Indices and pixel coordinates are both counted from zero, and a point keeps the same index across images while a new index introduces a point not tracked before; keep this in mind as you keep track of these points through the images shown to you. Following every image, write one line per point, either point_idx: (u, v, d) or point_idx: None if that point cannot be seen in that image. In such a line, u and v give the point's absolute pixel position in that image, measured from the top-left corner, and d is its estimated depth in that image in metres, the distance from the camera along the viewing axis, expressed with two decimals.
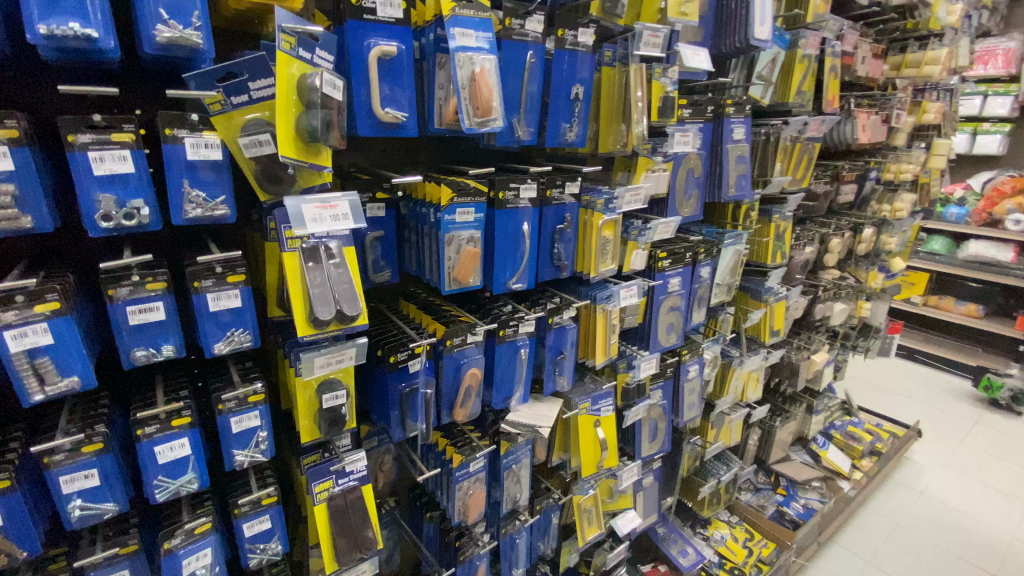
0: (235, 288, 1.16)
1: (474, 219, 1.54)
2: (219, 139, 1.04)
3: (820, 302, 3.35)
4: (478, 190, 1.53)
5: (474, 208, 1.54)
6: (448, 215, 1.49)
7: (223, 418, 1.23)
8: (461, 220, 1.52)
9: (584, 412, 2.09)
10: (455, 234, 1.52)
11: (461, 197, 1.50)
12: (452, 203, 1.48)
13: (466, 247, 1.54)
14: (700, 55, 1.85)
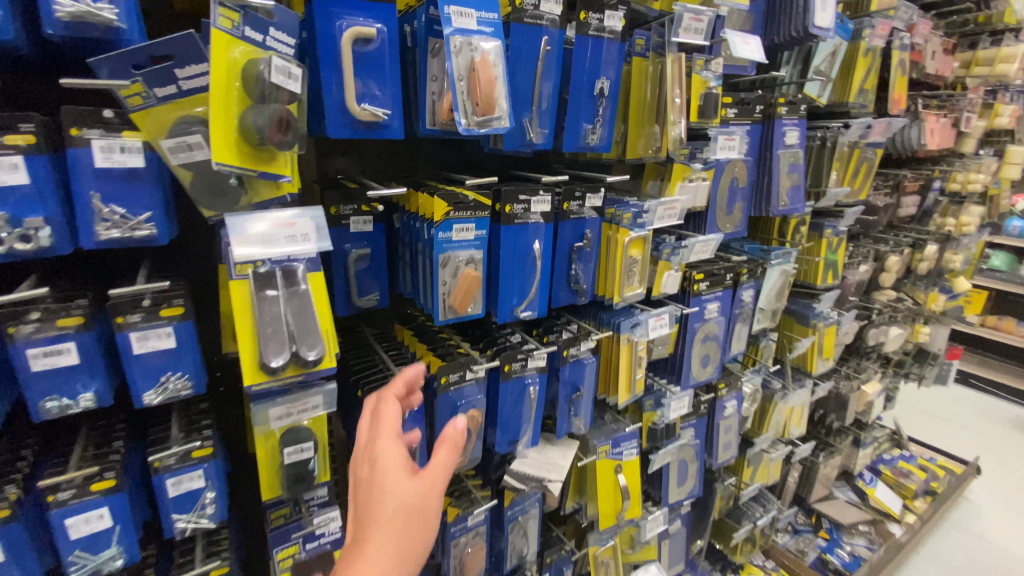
0: (169, 324, 0.94)
1: (475, 237, 1.30)
2: (141, 142, 0.82)
3: (874, 327, 2.96)
4: (480, 204, 1.29)
5: (475, 224, 1.29)
6: (443, 233, 1.25)
7: (159, 479, 1.02)
8: (458, 238, 1.28)
9: (603, 456, 1.81)
10: (450, 255, 1.27)
11: (460, 212, 1.26)
12: (448, 218, 1.24)
13: (464, 270, 1.30)
14: (751, 44, 1.56)
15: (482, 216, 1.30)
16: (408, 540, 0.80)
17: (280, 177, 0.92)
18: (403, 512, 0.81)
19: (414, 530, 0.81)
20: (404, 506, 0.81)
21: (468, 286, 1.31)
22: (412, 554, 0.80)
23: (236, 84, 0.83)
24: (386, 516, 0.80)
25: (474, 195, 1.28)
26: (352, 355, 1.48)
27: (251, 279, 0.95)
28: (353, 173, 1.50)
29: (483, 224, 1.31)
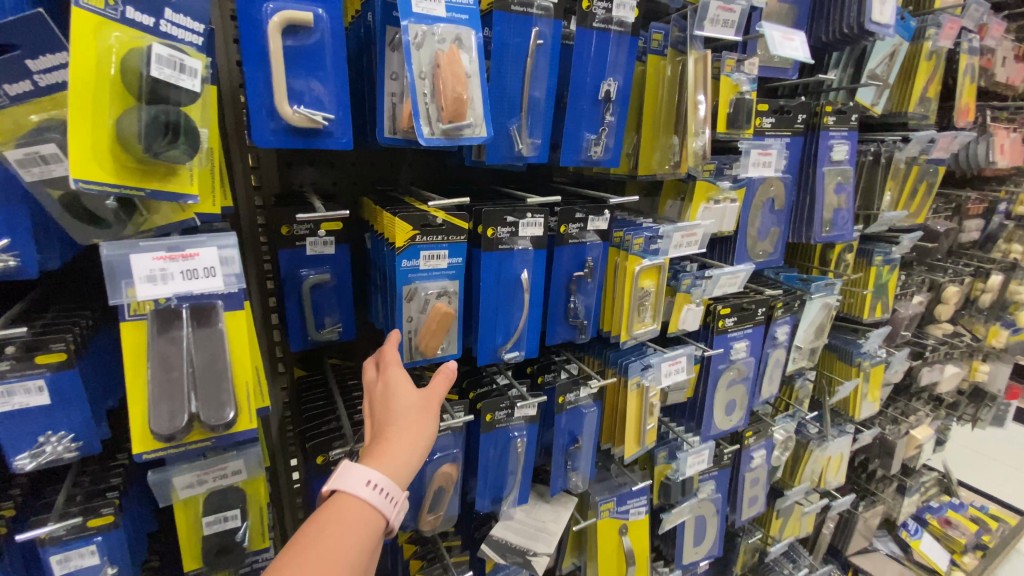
0: (42, 375, 0.76)
1: (449, 265, 1.09)
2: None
3: (927, 367, 2.55)
4: (454, 226, 1.07)
5: (449, 250, 1.08)
6: (407, 260, 1.04)
7: (43, 553, 0.84)
8: (427, 267, 1.07)
9: (606, 515, 1.55)
10: (416, 287, 1.07)
11: (428, 236, 1.05)
12: (413, 244, 1.03)
13: (434, 303, 1.09)
14: (795, 40, 1.30)
15: (458, 241, 1.09)
16: (420, 428, 0.93)
17: (184, 197, 0.74)
18: (413, 403, 0.94)
19: (423, 421, 0.94)
20: (415, 404, 0.94)
21: (437, 326, 1.09)
22: (422, 441, 0.92)
23: (111, 79, 0.65)
24: (402, 409, 0.93)
25: (448, 216, 1.06)
26: (313, 395, 1.28)
27: (150, 319, 0.77)
28: (323, 185, 1.30)
29: (459, 251, 1.09)
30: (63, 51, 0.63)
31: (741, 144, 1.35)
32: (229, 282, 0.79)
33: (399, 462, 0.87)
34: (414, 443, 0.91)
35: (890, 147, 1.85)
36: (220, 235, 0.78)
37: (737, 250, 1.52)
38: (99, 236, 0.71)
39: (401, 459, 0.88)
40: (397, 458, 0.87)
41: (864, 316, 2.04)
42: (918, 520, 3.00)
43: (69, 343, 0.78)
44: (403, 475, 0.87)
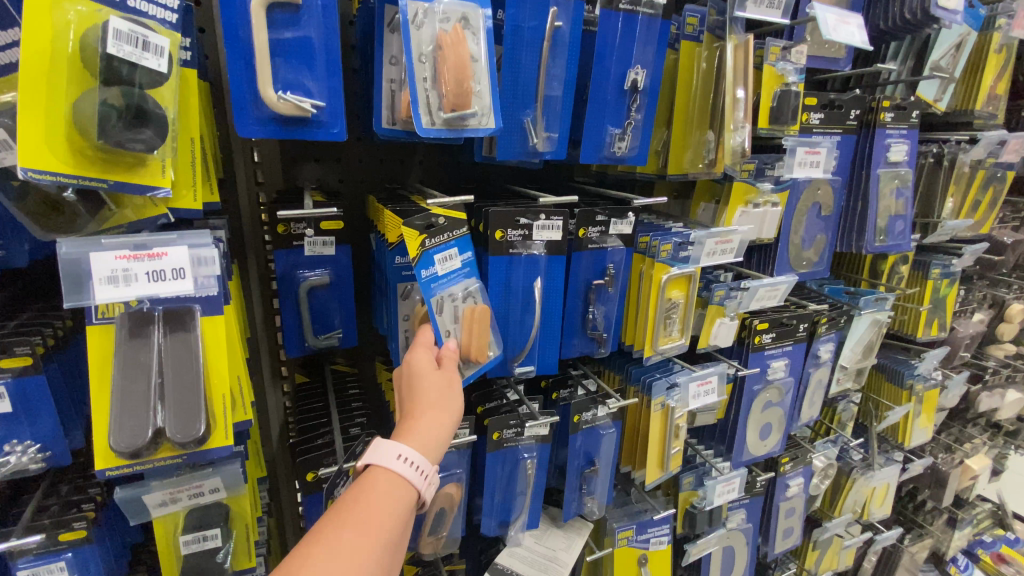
0: (2, 382, 0.70)
1: (461, 262, 0.97)
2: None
3: (988, 391, 2.30)
4: (457, 218, 0.95)
5: (459, 246, 0.96)
6: (425, 270, 0.90)
7: (9, 567, 0.77)
8: (445, 271, 0.94)
9: (624, 544, 1.43)
10: (441, 297, 0.93)
11: (437, 236, 0.92)
12: (426, 250, 0.90)
13: (465, 307, 0.95)
14: (852, 24, 1.16)
15: (465, 234, 0.97)
16: (450, 401, 0.87)
17: (153, 190, 0.68)
18: (438, 376, 0.88)
19: (452, 394, 0.88)
20: (441, 378, 0.88)
21: (477, 327, 0.95)
22: (448, 423, 0.86)
23: (69, 58, 0.61)
24: (428, 383, 0.87)
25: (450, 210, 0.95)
26: (311, 405, 1.19)
27: (120, 323, 0.71)
28: (328, 181, 1.22)
29: (469, 245, 0.98)
30: (14, 27, 0.62)
31: (785, 141, 1.21)
32: (199, 283, 0.73)
33: (430, 436, 0.82)
34: (444, 416, 0.86)
35: (954, 148, 1.66)
36: (193, 233, 0.73)
37: (779, 260, 1.37)
38: (63, 236, 0.68)
39: (431, 433, 0.82)
40: (426, 434, 0.82)
41: (918, 334, 1.85)
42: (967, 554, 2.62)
43: (34, 346, 0.72)
44: (434, 451, 0.82)
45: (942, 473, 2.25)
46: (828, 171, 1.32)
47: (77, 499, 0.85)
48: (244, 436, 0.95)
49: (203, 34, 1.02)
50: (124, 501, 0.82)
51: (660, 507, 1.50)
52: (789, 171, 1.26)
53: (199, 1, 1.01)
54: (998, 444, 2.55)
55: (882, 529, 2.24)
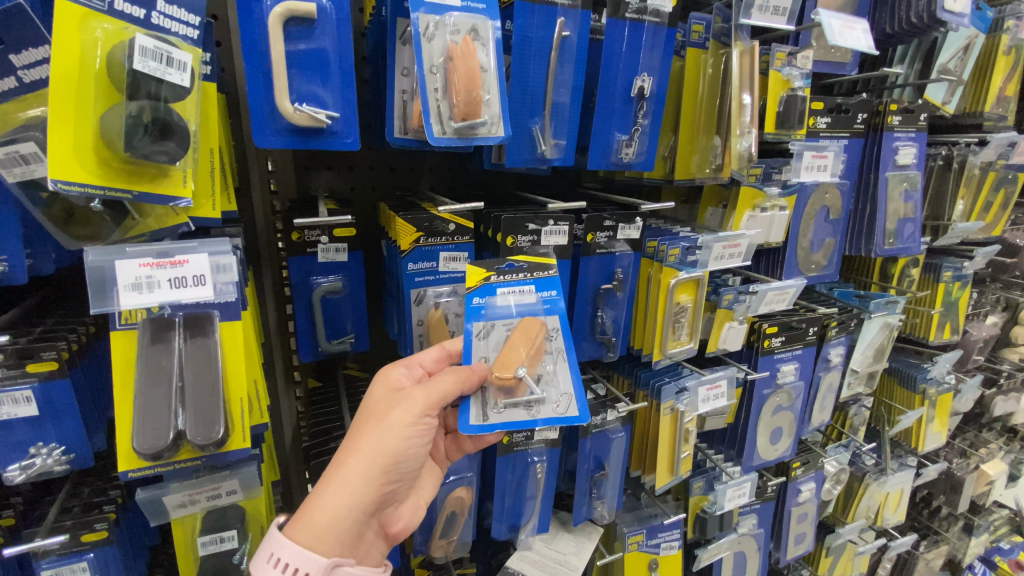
0: (29, 386, 0.73)
1: (538, 299, 0.95)
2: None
3: (1003, 396, 2.27)
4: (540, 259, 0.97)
5: (536, 285, 0.96)
6: (480, 298, 0.92)
7: (34, 565, 0.80)
8: (506, 303, 0.93)
9: (635, 549, 1.42)
10: (493, 323, 0.92)
11: (505, 274, 0.94)
12: (488, 281, 0.92)
13: (519, 324, 0.92)
14: (858, 30, 1.17)
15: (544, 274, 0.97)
16: (360, 460, 0.80)
17: (175, 201, 0.71)
18: (359, 428, 0.83)
19: (365, 449, 0.80)
20: (357, 434, 0.82)
21: (520, 347, 0.90)
22: (360, 485, 0.79)
23: (96, 72, 0.63)
24: (348, 437, 0.83)
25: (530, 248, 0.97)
26: (324, 409, 1.23)
27: (142, 328, 0.73)
28: (341, 189, 1.24)
29: (546, 285, 0.96)
30: (45, 44, 0.63)
31: (793, 146, 1.21)
32: (219, 291, 0.76)
33: (321, 518, 0.76)
34: (346, 484, 0.78)
35: (964, 150, 1.65)
36: (212, 242, 0.75)
37: (787, 263, 1.37)
38: (88, 244, 0.71)
39: (326, 510, 0.76)
40: (317, 515, 0.76)
41: (930, 338, 1.84)
42: (984, 561, 2.52)
43: (60, 351, 0.74)
44: (331, 534, 0.76)
45: (956, 478, 2.22)
46: (836, 175, 1.32)
47: (99, 501, 0.87)
48: (261, 438, 0.97)
49: (220, 47, 1.05)
50: (143, 502, 0.84)
51: (670, 512, 1.49)
52: (796, 175, 1.25)
53: (216, 15, 1.04)
54: (1014, 449, 2.51)
55: (896, 534, 2.21)
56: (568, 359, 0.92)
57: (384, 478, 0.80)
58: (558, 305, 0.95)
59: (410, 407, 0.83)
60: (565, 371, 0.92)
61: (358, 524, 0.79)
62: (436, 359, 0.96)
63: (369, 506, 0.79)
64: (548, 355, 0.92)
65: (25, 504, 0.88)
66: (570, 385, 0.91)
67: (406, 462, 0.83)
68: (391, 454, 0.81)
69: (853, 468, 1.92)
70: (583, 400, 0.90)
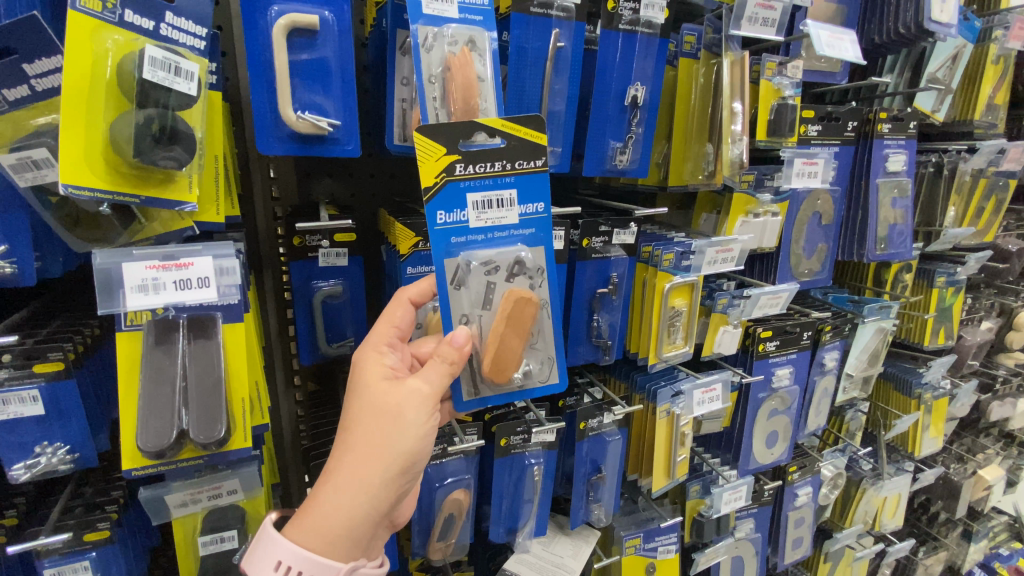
0: (36, 386, 0.75)
1: (517, 214, 0.85)
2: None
3: (999, 401, 2.28)
4: (522, 150, 0.82)
5: (517, 193, 0.84)
6: (446, 213, 0.82)
7: (37, 563, 0.81)
8: (480, 222, 0.83)
9: (632, 552, 1.43)
10: (469, 261, 0.84)
11: (472, 166, 0.81)
12: (452, 180, 0.80)
13: (503, 289, 0.86)
14: (846, 40, 1.20)
15: (526, 173, 0.84)
16: (376, 464, 0.76)
17: (181, 206, 0.73)
18: (367, 426, 0.78)
19: (379, 452, 0.76)
20: (369, 434, 0.77)
21: (511, 326, 0.87)
22: (375, 489, 0.76)
23: (107, 82, 0.66)
24: (358, 434, 0.78)
25: (511, 132, 0.81)
26: (323, 412, 1.26)
27: (146, 329, 0.75)
28: (341, 196, 1.26)
29: (528, 195, 0.85)
30: (56, 55, 0.65)
31: (783, 153, 1.24)
32: (222, 292, 0.77)
33: (333, 525, 0.74)
34: (358, 490, 0.75)
35: (954, 158, 1.68)
36: (217, 245, 0.77)
37: (780, 268, 1.40)
38: (97, 247, 0.73)
39: (339, 517, 0.74)
40: (330, 523, 0.74)
41: (925, 343, 1.85)
42: (983, 567, 2.51)
43: (66, 352, 0.76)
44: (346, 539, 0.75)
45: (954, 483, 2.22)
46: (827, 181, 1.35)
47: (101, 501, 0.88)
48: (261, 439, 0.98)
49: (225, 57, 1.08)
50: (145, 501, 0.85)
51: (667, 515, 1.50)
52: (787, 182, 1.28)
53: (220, 25, 1.06)
54: (1011, 455, 2.52)
55: (894, 540, 2.21)
56: (553, 318, 0.92)
57: (398, 478, 0.78)
58: (541, 225, 0.87)
59: (424, 405, 0.79)
60: (551, 336, 0.91)
61: (373, 526, 0.77)
62: (406, 319, 0.94)
63: (384, 509, 0.77)
64: (536, 320, 0.90)
65: (29, 503, 0.89)
66: (554, 349, 0.92)
67: (418, 460, 0.80)
68: (406, 455, 0.78)
69: (850, 473, 1.93)
70: (564, 368, 0.93)
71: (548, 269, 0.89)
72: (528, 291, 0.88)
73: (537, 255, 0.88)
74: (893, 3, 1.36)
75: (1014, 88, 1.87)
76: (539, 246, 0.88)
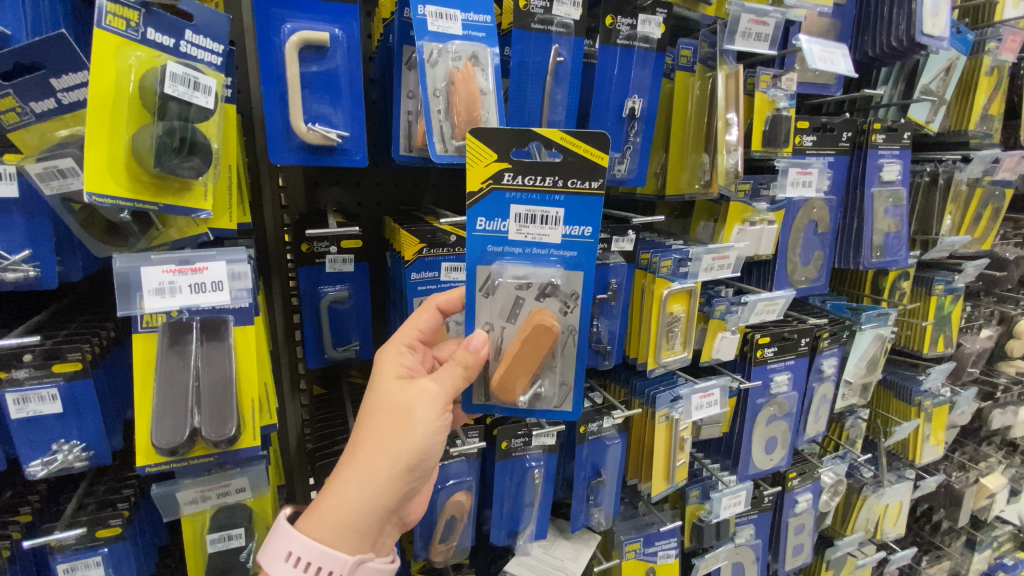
0: (56, 385, 0.78)
1: (562, 235, 0.85)
2: (15, 166, 0.71)
3: (1000, 409, 2.28)
4: (577, 169, 0.82)
5: (565, 212, 0.84)
6: (486, 220, 0.84)
7: (51, 559, 0.84)
8: (519, 235, 0.85)
9: (632, 556, 1.44)
10: (502, 271, 0.86)
11: (523, 178, 0.82)
12: (498, 189, 0.81)
13: (532, 308, 0.87)
14: (838, 55, 1.24)
15: (578, 193, 0.83)
16: (382, 460, 0.78)
17: (197, 213, 0.77)
18: (375, 422, 0.81)
19: (387, 447, 0.79)
20: (379, 429, 0.80)
21: (529, 349, 0.87)
22: (380, 485, 0.78)
23: (130, 96, 0.69)
24: (369, 430, 0.81)
25: (569, 147, 0.81)
26: (328, 415, 1.28)
27: (161, 332, 0.78)
28: (348, 205, 1.30)
29: (576, 217, 0.84)
30: (83, 69, 0.69)
31: (778, 163, 1.27)
32: (237, 298, 0.80)
33: (339, 517, 0.77)
34: (366, 484, 0.78)
35: (950, 167, 1.70)
36: (230, 250, 0.80)
37: (777, 275, 1.42)
38: (116, 252, 0.77)
39: (348, 510, 0.77)
40: (335, 515, 0.77)
41: (923, 350, 1.87)
42: None
43: (85, 352, 0.79)
44: (351, 533, 0.77)
45: (956, 491, 2.20)
46: (822, 190, 1.38)
47: (113, 498, 0.91)
48: (268, 439, 1.01)
49: (238, 70, 1.12)
50: (156, 498, 0.88)
51: (667, 520, 1.51)
52: (782, 191, 1.30)
53: (235, 40, 1.10)
54: (1014, 464, 2.51)
55: (897, 548, 2.19)
56: (578, 347, 0.90)
57: (405, 475, 0.80)
58: (585, 251, 0.86)
59: (433, 402, 0.81)
60: (573, 367, 0.90)
61: (379, 521, 0.79)
62: (430, 325, 0.96)
63: (391, 505, 0.80)
64: (558, 345, 0.89)
65: (42, 501, 0.91)
66: (573, 378, 0.91)
67: (428, 459, 0.82)
68: (414, 452, 0.80)
69: (850, 481, 1.93)
70: (580, 398, 0.92)
71: (581, 296, 0.88)
72: (555, 316, 0.89)
73: (573, 279, 0.87)
74: (885, 16, 1.39)
75: (1010, 98, 1.89)
76: (577, 270, 0.87)
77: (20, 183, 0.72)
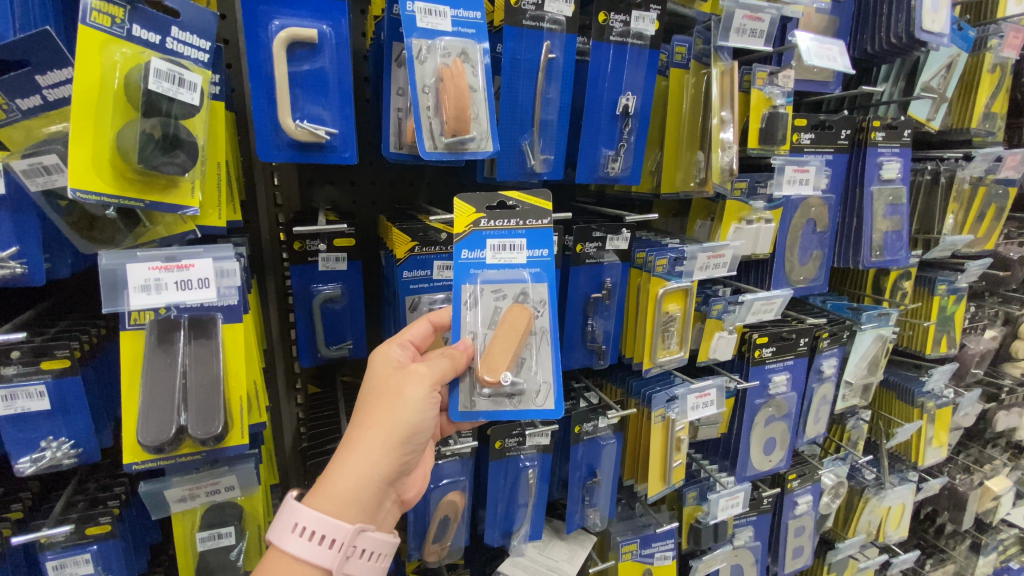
0: (42, 383, 0.78)
1: (527, 257, 0.94)
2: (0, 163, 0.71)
3: (1004, 411, 2.25)
4: (532, 211, 0.93)
5: (527, 241, 0.94)
6: (469, 251, 0.92)
7: (41, 556, 0.83)
8: (495, 261, 0.93)
9: (628, 558, 1.43)
10: (480, 288, 0.93)
11: (495, 221, 0.92)
12: (475, 230, 0.92)
13: (511, 305, 0.93)
14: (835, 51, 1.23)
15: (537, 229, 0.94)
16: (381, 430, 0.80)
17: (183, 210, 0.77)
18: (371, 403, 0.83)
19: (383, 423, 0.80)
20: (378, 402, 0.82)
21: (506, 331, 0.91)
22: (382, 452, 0.79)
23: (114, 93, 0.69)
24: (368, 404, 0.83)
25: (525, 198, 0.93)
26: (322, 414, 1.28)
27: (149, 329, 0.78)
28: (342, 203, 1.29)
29: (538, 242, 0.94)
30: (67, 66, 0.69)
31: (775, 161, 1.25)
32: (223, 295, 0.80)
33: (345, 487, 0.76)
34: (368, 453, 0.78)
35: (951, 166, 1.68)
36: (217, 248, 0.80)
37: (775, 275, 1.41)
38: (103, 249, 0.77)
39: (350, 477, 0.77)
40: (341, 484, 0.77)
41: (926, 351, 1.84)
42: None
43: (73, 349, 0.79)
44: (354, 503, 0.76)
45: (960, 494, 2.17)
46: (820, 189, 1.36)
47: (103, 497, 0.91)
48: (258, 438, 1.01)
49: (231, 69, 1.12)
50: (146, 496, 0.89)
51: (664, 522, 1.49)
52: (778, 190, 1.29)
53: (226, 41, 1.11)
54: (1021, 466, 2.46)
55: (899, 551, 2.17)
56: (554, 346, 0.93)
57: (404, 444, 0.81)
58: (548, 267, 0.95)
59: (422, 379, 0.83)
60: (549, 362, 0.92)
61: (380, 492, 0.79)
62: (425, 335, 0.97)
63: (389, 476, 0.80)
64: (530, 334, 0.93)
65: (34, 498, 0.92)
66: (551, 375, 0.92)
67: (422, 434, 0.84)
68: (409, 425, 0.81)
69: (852, 483, 1.91)
70: (562, 395, 0.92)
71: (552, 301, 0.94)
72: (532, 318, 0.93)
73: (541, 290, 0.94)
74: (884, 14, 1.38)
75: (1014, 95, 1.86)
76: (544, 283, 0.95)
77: (6, 179, 0.72)
